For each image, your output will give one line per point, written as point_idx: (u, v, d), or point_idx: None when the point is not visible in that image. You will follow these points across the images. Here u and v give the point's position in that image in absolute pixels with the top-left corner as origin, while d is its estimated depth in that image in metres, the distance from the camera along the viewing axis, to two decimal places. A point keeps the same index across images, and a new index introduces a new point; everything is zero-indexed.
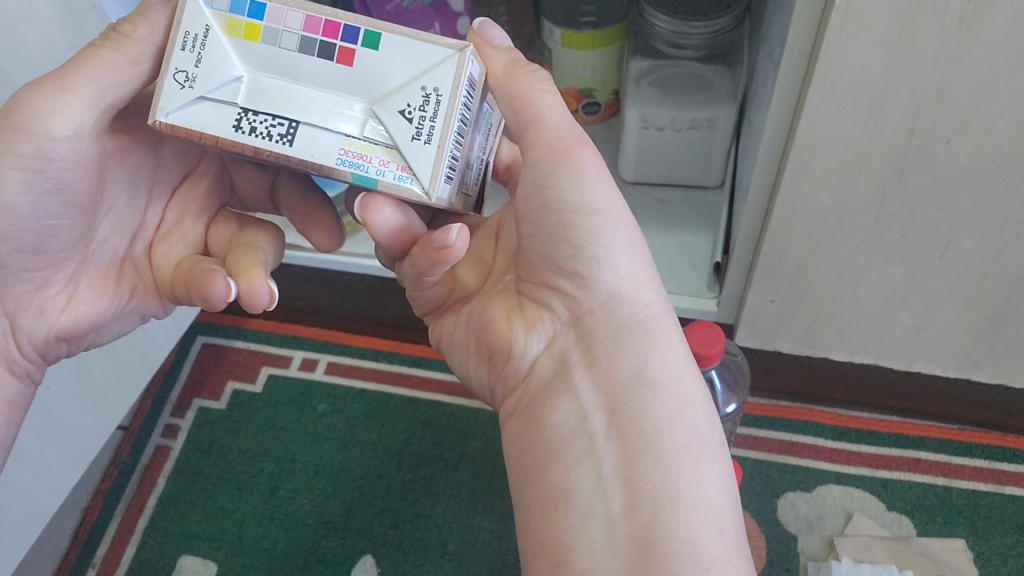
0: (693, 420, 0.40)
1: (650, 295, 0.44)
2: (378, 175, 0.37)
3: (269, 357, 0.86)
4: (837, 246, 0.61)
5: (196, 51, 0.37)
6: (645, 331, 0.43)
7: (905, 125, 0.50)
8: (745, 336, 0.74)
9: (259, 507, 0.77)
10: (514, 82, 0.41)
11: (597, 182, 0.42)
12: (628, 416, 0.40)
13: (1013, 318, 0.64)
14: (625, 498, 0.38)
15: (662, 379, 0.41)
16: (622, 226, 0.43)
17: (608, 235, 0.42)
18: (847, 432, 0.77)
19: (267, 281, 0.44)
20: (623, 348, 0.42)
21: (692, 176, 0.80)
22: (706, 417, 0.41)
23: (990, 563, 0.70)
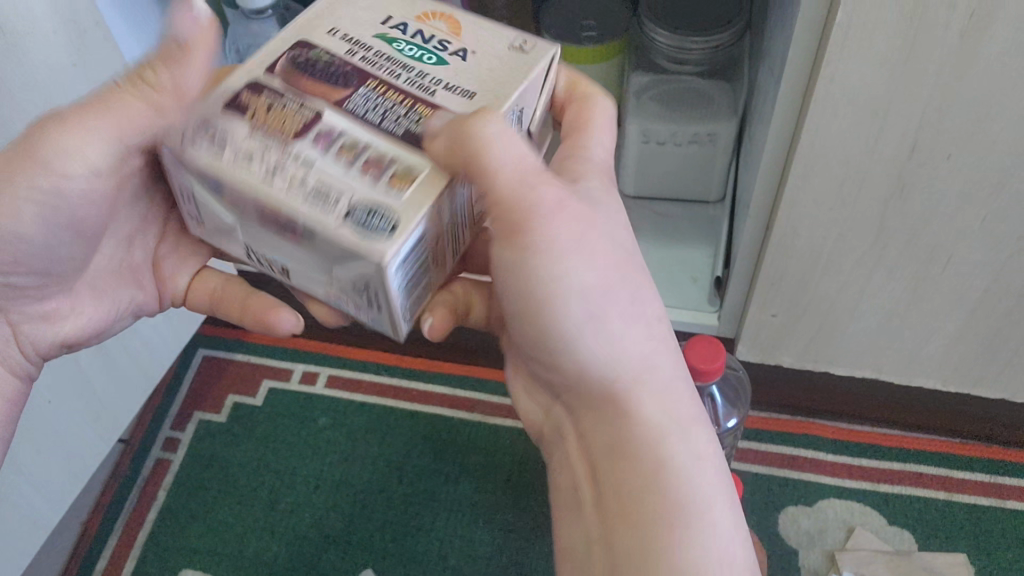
0: (693, 481, 0.37)
1: (648, 341, 0.39)
2: (356, 314, 0.41)
3: (269, 369, 0.86)
4: (838, 261, 0.61)
5: (190, 202, 0.41)
6: (639, 386, 0.39)
7: (906, 141, 0.50)
8: (746, 351, 0.74)
9: (259, 521, 0.77)
10: (457, 160, 0.36)
11: (563, 243, 0.37)
12: (608, 494, 0.38)
13: (1015, 333, 0.64)
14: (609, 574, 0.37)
15: (657, 438, 0.38)
16: (608, 271, 0.39)
17: (588, 289, 0.38)
18: (847, 445, 0.77)
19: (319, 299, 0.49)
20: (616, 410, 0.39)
21: (693, 191, 0.81)
22: (712, 474, 0.38)
23: None
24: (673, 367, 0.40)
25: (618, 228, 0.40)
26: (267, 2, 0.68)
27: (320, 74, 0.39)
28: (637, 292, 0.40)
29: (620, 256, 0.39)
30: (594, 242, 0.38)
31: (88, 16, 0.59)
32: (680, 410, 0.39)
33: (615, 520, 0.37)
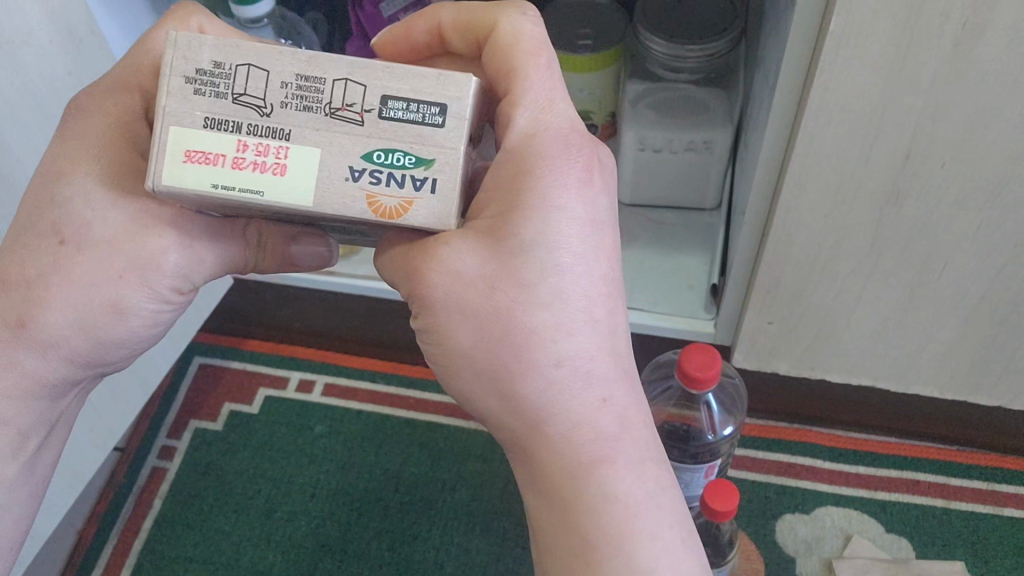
0: (624, 524, 0.37)
1: (565, 380, 0.37)
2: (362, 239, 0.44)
3: (266, 378, 0.86)
4: (834, 268, 0.61)
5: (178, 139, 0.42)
6: (560, 435, 0.37)
7: (901, 149, 0.50)
8: (743, 359, 0.74)
9: (254, 530, 0.76)
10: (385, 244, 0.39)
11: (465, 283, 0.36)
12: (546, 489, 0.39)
13: (1011, 340, 0.64)
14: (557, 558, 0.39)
15: (584, 487, 0.37)
16: (523, 319, 0.36)
17: (502, 349, 0.36)
18: (845, 453, 0.77)
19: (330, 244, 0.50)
20: (539, 458, 0.38)
21: (689, 198, 0.81)
22: (647, 503, 0.37)
23: None
24: (593, 393, 0.37)
25: (550, 243, 0.36)
26: (264, 11, 0.68)
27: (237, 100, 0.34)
28: (560, 328, 0.36)
29: (549, 286, 0.36)
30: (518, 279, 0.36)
31: (83, 24, 0.59)
32: (599, 442, 0.37)
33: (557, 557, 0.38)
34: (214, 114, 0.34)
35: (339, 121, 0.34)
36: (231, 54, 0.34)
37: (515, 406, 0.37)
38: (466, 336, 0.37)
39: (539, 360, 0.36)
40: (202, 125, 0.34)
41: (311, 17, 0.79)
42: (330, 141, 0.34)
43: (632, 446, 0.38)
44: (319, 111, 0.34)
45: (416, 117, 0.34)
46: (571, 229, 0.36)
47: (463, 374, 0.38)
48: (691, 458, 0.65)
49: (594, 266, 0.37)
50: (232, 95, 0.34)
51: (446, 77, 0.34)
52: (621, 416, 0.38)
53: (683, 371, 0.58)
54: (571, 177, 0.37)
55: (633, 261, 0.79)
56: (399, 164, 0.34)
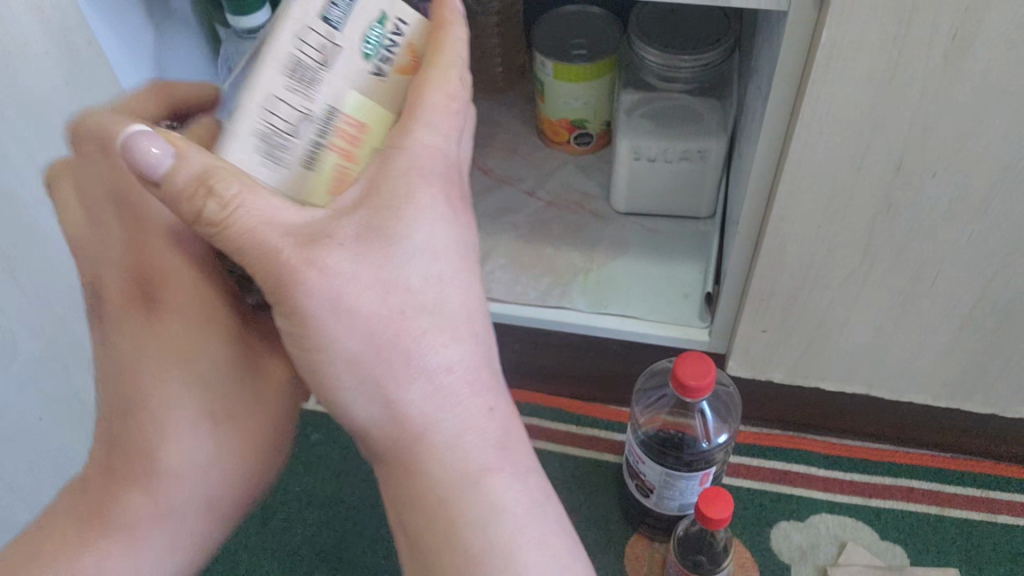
0: (501, 531, 0.39)
1: (443, 390, 0.40)
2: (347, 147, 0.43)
3: None
4: (827, 276, 0.61)
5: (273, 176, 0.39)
6: (441, 446, 0.40)
7: (892, 160, 0.50)
8: (737, 367, 0.74)
9: (250, 538, 0.76)
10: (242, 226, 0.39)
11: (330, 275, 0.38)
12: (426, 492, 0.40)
13: (1003, 349, 0.64)
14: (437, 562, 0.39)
15: (457, 493, 0.39)
16: (399, 330, 0.39)
17: (378, 361, 0.39)
18: (839, 460, 0.77)
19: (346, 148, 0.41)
20: (412, 473, 0.40)
21: (683, 207, 0.81)
22: (522, 508, 0.40)
23: None
24: (479, 405, 0.41)
25: (417, 249, 0.39)
26: (260, 22, 0.68)
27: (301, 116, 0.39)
28: (431, 341, 0.40)
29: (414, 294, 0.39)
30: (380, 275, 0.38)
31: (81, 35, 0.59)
32: (479, 451, 0.40)
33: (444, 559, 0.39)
34: (309, 145, 0.39)
35: (328, 48, 0.39)
36: (256, 119, 0.38)
37: (394, 417, 0.40)
38: (354, 346, 0.39)
39: (412, 374, 0.39)
40: (314, 168, 0.40)
41: None
42: (342, 60, 0.40)
43: (513, 454, 0.41)
44: (319, 70, 0.39)
45: (342, 15, 0.39)
46: (424, 239, 0.39)
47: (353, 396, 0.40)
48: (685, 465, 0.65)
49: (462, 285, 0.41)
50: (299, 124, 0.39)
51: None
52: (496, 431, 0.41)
53: (678, 380, 0.58)
54: (425, 209, 0.39)
55: (627, 270, 0.79)
56: (380, 40, 0.41)
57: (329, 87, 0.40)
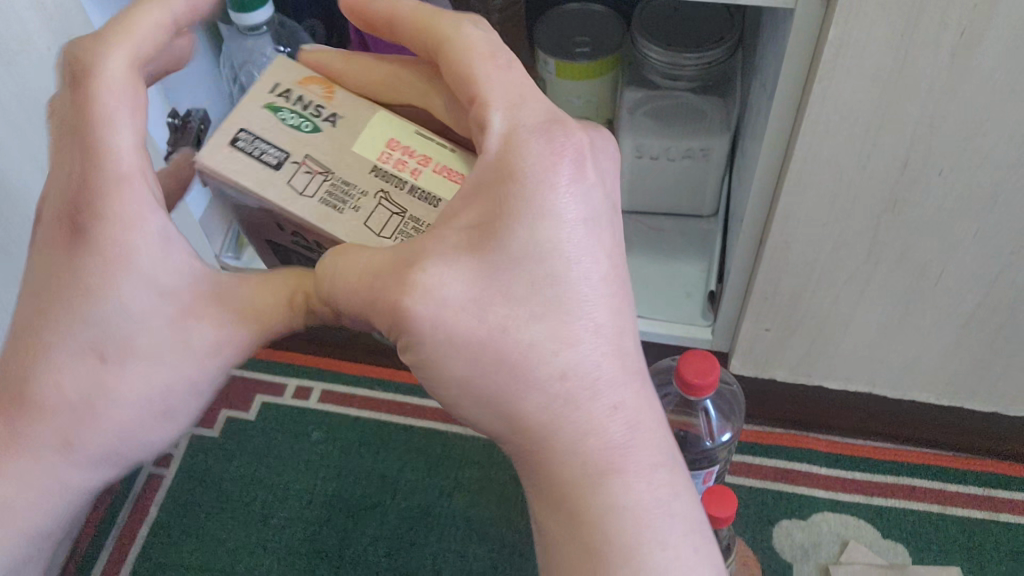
0: (638, 534, 0.38)
1: (568, 393, 0.37)
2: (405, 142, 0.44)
3: (262, 384, 0.85)
4: (831, 275, 0.61)
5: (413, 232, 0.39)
6: (566, 449, 0.38)
7: (898, 158, 0.50)
8: (740, 365, 0.74)
9: (252, 536, 0.76)
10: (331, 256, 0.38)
11: (452, 265, 0.36)
12: (556, 482, 0.38)
13: (1006, 347, 0.64)
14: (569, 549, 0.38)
15: (587, 497, 0.38)
16: (508, 339, 0.36)
17: (491, 370, 0.37)
18: (841, 458, 0.77)
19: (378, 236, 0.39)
20: (542, 473, 0.39)
21: (685, 205, 0.81)
22: (658, 509, 0.38)
23: None
24: (603, 403, 0.38)
25: (542, 249, 0.37)
26: (262, 18, 0.68)
27: (333, 194, 0.40)
28: (561, 345, 0.37)
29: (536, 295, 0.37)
30: (480, 283, 0.36)
31: (82, 31, 0.59)
32: (609, 449, 0.38)
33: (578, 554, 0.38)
34: (411, 188, 0.40)
35: (307, 154, 0.40)
36: (362, 232, 0.39)
37: (512, 421, 0.38)
38: (460, 368, 0.37)
39: (534, 379, 0.37)
40: (435, 195, 0.40)
41: (309, 24, 0.79)
42: (326, 140, 0.41)
43: (645, 453, 0.39)
44: (328, 171, 0.40)
45: (269, 144, 0.40)
46: (568, 237, 0.37)
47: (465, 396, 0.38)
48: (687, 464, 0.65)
49: (602, 272, 0.38)
50: (375, 197, 0.40)
51: (222, 161, 0.39)
52: (632, 424, 0.39)
53: (682, 379, 0.58)
54: (561, 179, 0.37)
55: (629, 268, 0.79)
56: (300, 110, 0.41)
57: (348, 160, 0.40)
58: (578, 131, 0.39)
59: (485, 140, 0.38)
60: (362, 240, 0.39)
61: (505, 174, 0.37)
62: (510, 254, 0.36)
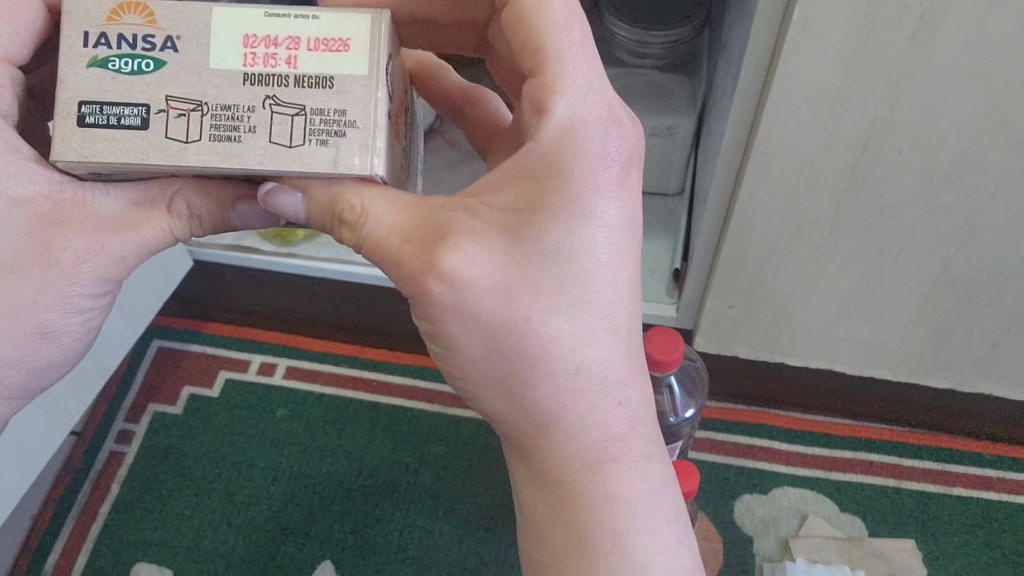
0: (626, 519, 0.39)
1: (578, 384, 0.38)
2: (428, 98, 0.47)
3: (226, 361, 0.85)
4: (793, 253, 0.62)
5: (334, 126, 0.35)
6: (568, 432, 0.39)
7: (859, 138, 0.51)
8: (704, 342, 0.75)
9: (217, 513, 0.76)
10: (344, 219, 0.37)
11: (486, 252, 0.36)
12: (549, 456, 0.40)
13: (961, 325, 0.66)
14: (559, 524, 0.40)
15: (584, 483, 0.39)
16: (533, 326, 0.37)
17: (509, 352, 0.38)
18: (801, 435, 0.78)
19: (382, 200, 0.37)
20: (540, 453, 0.40)
21: (652, 183, 0.82)
22: (648, 502, 0.40)
23: (939, 561, 0.71)
24: (610, 395, 0.39)
25: (579, 247, 0.37)
26: None
27: (223, 127, 0.35)
28: (581, 334, 0.38)
29: (565, 291, 0.37)
30: (507, 274, 0.37)
31: None
32: (607, 440, 0.40)
33: (563, 534, 0.39)
34: (296, 79, 0.35)
35: (164, 98, 0.35)
36: (269, 150, 0.35)
37: (519, 402, 0.39)
38: (473, 345, 0.38)
39: (553, 363, 0.38)
40: (324, 72, 0.35)
41: None
42: (179, 73, 0.35)
43: (641, 444, 0.41)
44: (202, 103, 0.35)
45: (121, 104, 0.35)
46: (602, 239, 0.37)
47: (473, 364, 0.39)
48: None
49: (628, 273, 0.39)
50: (264, 107, 0.35)
51: (86, 149, 0.35)
52: (634, 416, 0.40)
53: (646, 355, 0.58)
54: (604, 182, 0.37)
55: None
56: (129, 50, 0.35)
57: (216, 86, 0.35)
58: (632, 130, 0.39)
59: (542, 128, 0.37)
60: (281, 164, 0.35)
61: (554, 166, 0.36)
62: (539, 250, 0.36)
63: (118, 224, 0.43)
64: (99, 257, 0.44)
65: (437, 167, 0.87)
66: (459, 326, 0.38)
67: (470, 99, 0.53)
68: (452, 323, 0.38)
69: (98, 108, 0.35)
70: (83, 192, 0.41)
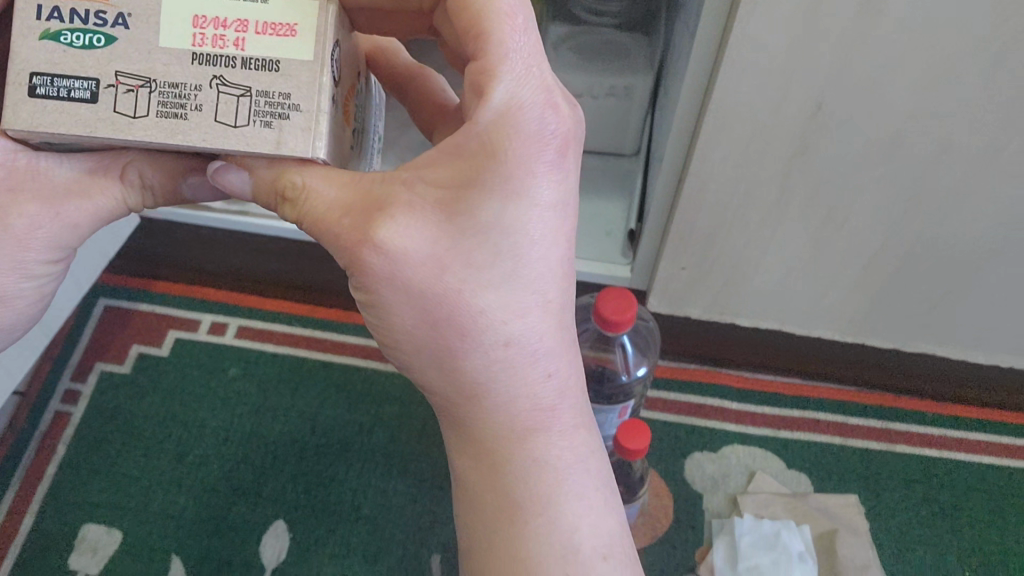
0: (556, 487, 0.40)
1: (509, 358, 0.38)
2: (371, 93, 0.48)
3: (175, 320, 0.83)
4: (746, 215, 0.62)
5: (278, 110, 0.35)
6: (498, 404, 0.39)
7: (812, 100, 0.51)
8: (657, 303, 0.76)
9: (165, 474, 0.75)
10: (283, 192, 0.37)
11: (422, 225, 0.36)
12: (479, 426, 0.40)
13: (907, 286, 0.67)
14: (490, 492, 0.40)
15: (510, 452, 0.40)
16: (463, 297, 0.37)
17: (440, 321, 0.37)
18: (750, 394, 0.80)
19: (317, 171, 0.37)
20: (470, 423, 0.40)
21: (608, 144, 0.82)
22: (576, 469, 0.40)
23: (881, 516, 0.74)
24: (540, 368, 0.39)
25: (514, 223, 0.36)
26: None
27: (171, 106, 0.35)
28: (514, 308, 0.38)
29: (496, 266, 0.37)
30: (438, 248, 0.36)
31: None
32: (535, 411, 0.40)
33: (493, 501, 0.40)
34: (242, 61, 0.34)
35: (113, 74, 0.35)
36: (216, 130, 0.35)
37: (451, 375, 0.39)
38: (407, 314, 0.38)
39: (483, 336, 0.38)
40: (269, 55, 0.35)
41: None
42: (129, 49, 0.35)
43: (570, 415, 0.41)
44: (149, 80, 0.35)
45: (71, 77, 0.35)
46: (537, 217, 0.37)
47: (407, 334, 0.39)
48: (604, 398, 0.67)
49: (563, 248, 0.39)
50: (211, 86, 0.35)
51: (34, 119, 0.35)
52: (564, 387, 0.40)
53: (599, 315, 0.58)
54: (541, 159, 0.37)
55: None
56: (81, 25, 0.35)
57: (164, 64, 0.35)
58: (570, 114, 0.38)
59: (480, 110, 0.36)
60: (222, 142, 0.35)
61: (492, 147, 0.36)
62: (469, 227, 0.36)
63: (71, 191, 0.42)
64: (57, 213, 0.42)
65: (392, 126, 0.86)
66: (394, 299, 0.37)
67: (416, 80, 0.52)
68: (387, 296, 0.38)
69: (49, 82, 0.35)
70: (37, 160, 0.40)
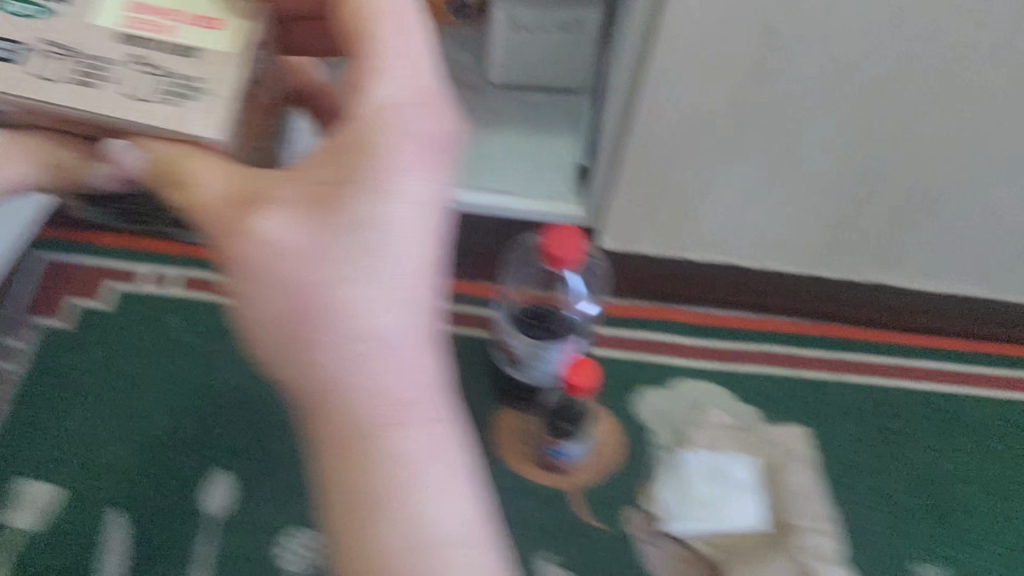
0: (413, 493, 0.33)
1: (363, 350, 0.33)
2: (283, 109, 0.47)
3: (114, 271, 0.82)
4: (696, 147, 0.61)
5: (185, 93, 0.36)
6: (347, 404, 0.33)
7: (761, 24, 0.49)
8: (609, 240, 0.75)
9: (105, 432, 0.73)
10: (172, 175, 0.35)
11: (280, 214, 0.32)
12: (331, 426, 0.33)
13: (864, 216, 0.66)
14: (337, 503, 0.33)
15: (365, 450, 0.33)
16: (318, 269, 0.32)
17: (297, 303, 0.33)
18: (705, 329, 0.82)
19: (202, 163, 0.35)
20: (321, 424, 0.34)
21: (557, 80, 0.81)
22: (436, 474, 0.34)
23: (832, 444, 0.76)
24: (400, 357, 0.34)
25: (372, 202, 0.32)
26: None
27: (85, 79, 0.36)
28: (362, 286, 0.32)
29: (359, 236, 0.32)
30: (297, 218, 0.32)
31: None
32: (394, 411, 0.33)
33: (341, 505, 0.33)
34: (165, 44, 0.37)
35: (44, 38, 0.37)
36: (122, 104, 0.36)
37: (302, 369, 0.33)
38: (268, 303, 0.33)
39: (342, 304, 0.32)
40: (192, 43, 0.37)
41: None
42: (68, 24, 0.37)
43: (435, 413, 0.34)
44: (74, 51, 0.36)
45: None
46: (404, 209, 0.32)
47: (262, 322, 0.34)
48: (551, 332, 0.64)
49: (430, 227, 0.33)
50: (128, 65, 0.36)
51: None
52: (442, 392, 0.35)
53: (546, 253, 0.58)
54: (414, 138, 0.33)
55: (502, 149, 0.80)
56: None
57: (92, 39, 0.37)
58: (446, 113, 0.35)
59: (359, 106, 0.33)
60: (124, 113, 0.36)
61: (364, 140, 0.33)
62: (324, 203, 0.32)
63: None
64: None
65: None
66: (252, 281, 0.33)
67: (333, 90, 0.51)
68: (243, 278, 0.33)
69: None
70: None
